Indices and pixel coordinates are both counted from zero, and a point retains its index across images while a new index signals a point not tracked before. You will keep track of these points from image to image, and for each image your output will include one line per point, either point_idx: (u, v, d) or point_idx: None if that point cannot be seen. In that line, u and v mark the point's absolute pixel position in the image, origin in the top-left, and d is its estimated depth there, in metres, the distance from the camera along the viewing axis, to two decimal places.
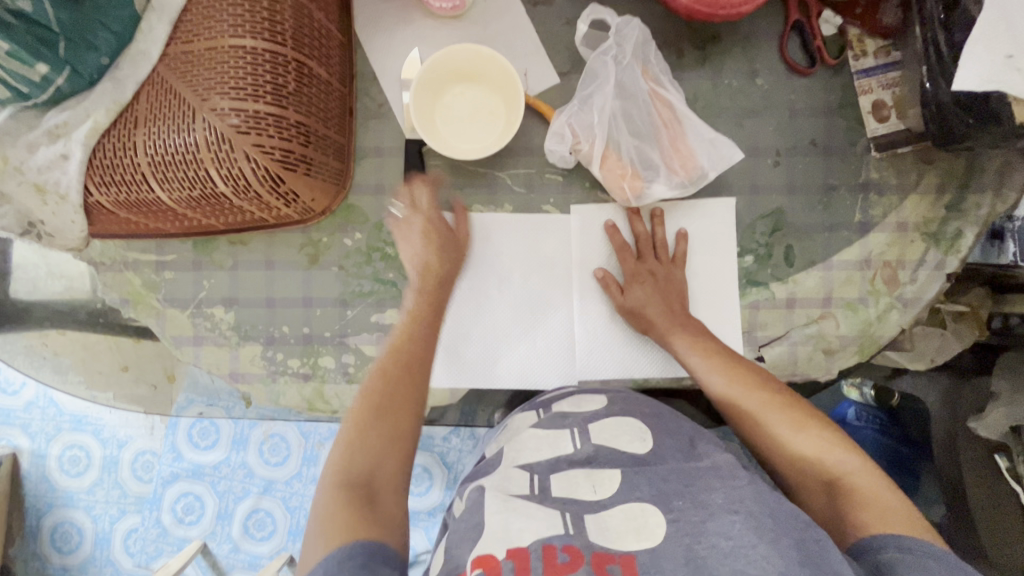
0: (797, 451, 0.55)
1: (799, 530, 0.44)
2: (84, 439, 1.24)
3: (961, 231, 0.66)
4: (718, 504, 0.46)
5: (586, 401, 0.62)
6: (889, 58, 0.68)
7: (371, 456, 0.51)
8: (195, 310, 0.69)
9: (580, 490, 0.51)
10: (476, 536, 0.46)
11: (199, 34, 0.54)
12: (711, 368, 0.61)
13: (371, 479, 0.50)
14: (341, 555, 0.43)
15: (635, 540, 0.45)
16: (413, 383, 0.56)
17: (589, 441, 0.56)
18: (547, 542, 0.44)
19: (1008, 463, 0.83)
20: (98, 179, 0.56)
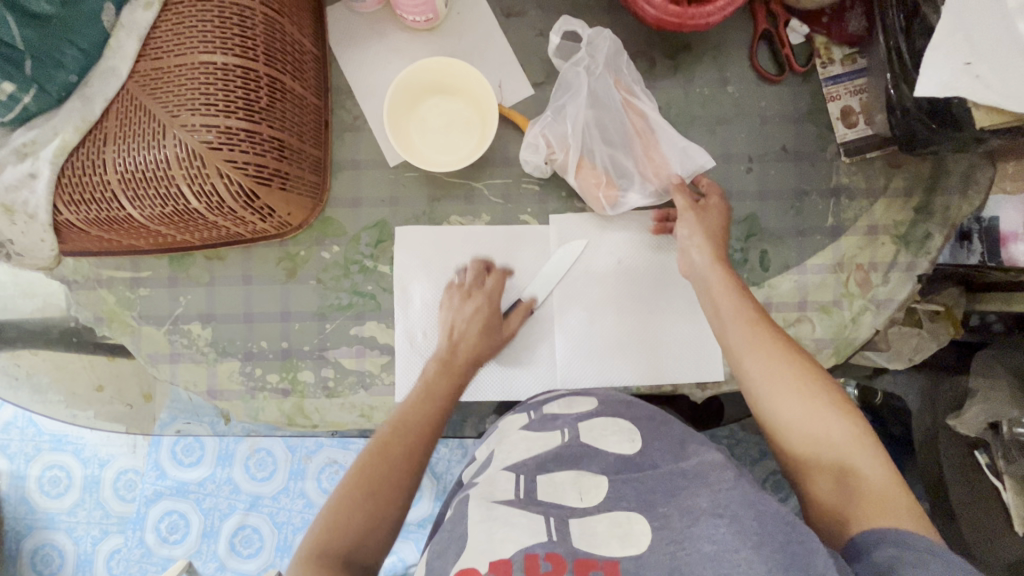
0: (823, 438, 0.51)
1: (786, 532, 0.42)
2: (64, 458, 1.21)
3: (929, 233, 0.67)
4: (704, 508, 0.45)
5: (575, 402, 0.62)
6: (856, 66, 0.69)
7: (357, 531, 0.48)
8: (171, 326, 0.69)
9: (566, 497, 0.50)
10: (456, 551, 0.45)
11: (168, 51, 0.54)
12: (750, 340, 0.56)
13: (350, 555, 0.47)
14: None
15: (620, 546, 0.44)
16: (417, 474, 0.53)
17: (577, 440, 0.56)
18: (528, 551, 0.42)
19: (988, 459, 0.87)
20: (68, 198, 0.56)
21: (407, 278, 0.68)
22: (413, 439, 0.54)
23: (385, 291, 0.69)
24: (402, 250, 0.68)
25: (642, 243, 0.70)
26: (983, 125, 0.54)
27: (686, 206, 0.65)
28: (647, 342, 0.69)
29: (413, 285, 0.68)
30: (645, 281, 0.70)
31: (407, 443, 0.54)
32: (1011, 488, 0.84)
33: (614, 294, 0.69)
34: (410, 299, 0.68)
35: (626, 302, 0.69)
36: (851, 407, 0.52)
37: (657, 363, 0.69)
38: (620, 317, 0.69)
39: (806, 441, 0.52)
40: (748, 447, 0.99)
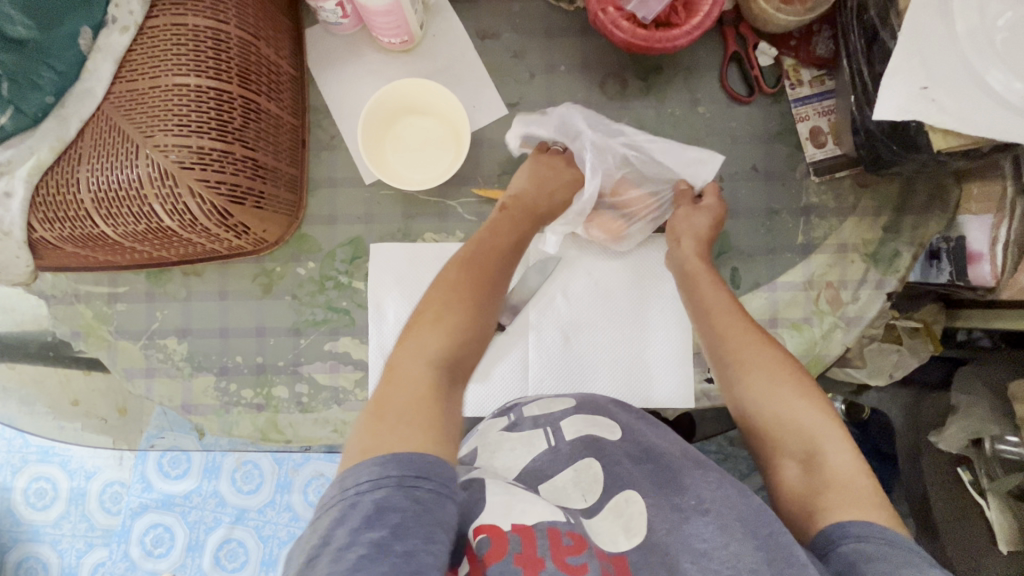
0: (792, 422, 0.53)
1: (767, 525, 0.47)
2: (50, 470, 1.21)
3: (898, 251, 0.68)
4: (692, 506, 0.50)
5: (555, 402, 0.61)
6: (824, 87, 0.70)
7: (459, 345, 0.53)
8: (148, 341, 0.69)
9: (571, 499, 0.53)
10: (477, 508, 0.47)
11: (143, 73, 0.56)
12: (728, 327, 0.59)
13: (452, 369, 0.52)
14: (411, 460, 0.43)
15: (625, 538, 0.49)
16: (496, 297, 0.58)
17: (565, 441, 0.57)
18: (552, 525, 0.46)
19: (971, 476, 0.86)
20: (42, 216, 0.57)
21: (381, 295, 0.69)
22: (498, 267, 0.60)
23: (359, 307, 0.69)
24: (376, 268, 0.69)
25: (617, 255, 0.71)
26: (940, 148, 0.55)
27: (684, 199, 0.69)
28: (621, 360, 0.69)
29: (386, 302, 0.69)
30: (618, 295, 0.70)
31: (494, 269, 0.59)
32: (994, 506, 0.83)
33: (588, 308, 0.70)
34: (383, 316, 0.69)
35: (598, 318, 0.69)
36: (820, 393, 0.54)
37: (630, 380, 0.68)
38: (596, 333, 0.69)
39: (777, 424, 0.54)
40: (732, 463, 0.99)
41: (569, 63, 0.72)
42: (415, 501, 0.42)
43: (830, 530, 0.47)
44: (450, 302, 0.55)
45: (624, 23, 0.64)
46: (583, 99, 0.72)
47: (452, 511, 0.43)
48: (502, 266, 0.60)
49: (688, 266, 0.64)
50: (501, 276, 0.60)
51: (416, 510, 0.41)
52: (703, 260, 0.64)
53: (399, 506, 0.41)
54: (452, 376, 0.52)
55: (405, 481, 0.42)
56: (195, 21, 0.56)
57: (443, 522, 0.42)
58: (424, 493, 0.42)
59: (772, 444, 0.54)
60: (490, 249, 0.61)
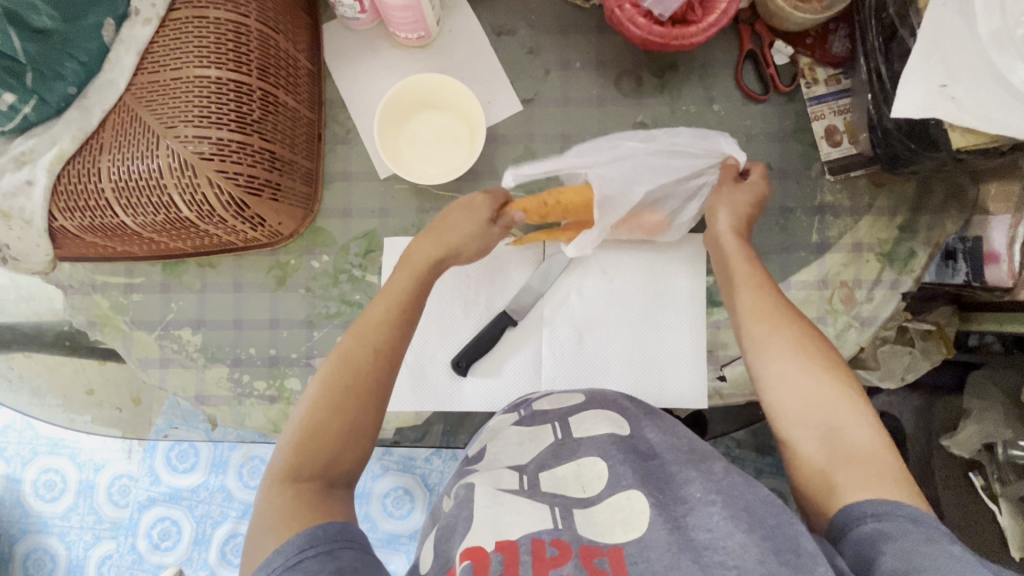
0: (813, 396, 0.53)
1: (774, 518, 0.44)
2: (60, 462, 1.22)
3: (913, 251, 0.68)
4: (697, 497, 0.47)
5: (565, 397, 0.63)
6: (840, 86, 0.70)
7: (327, 450, 0.51)
8: (162, 331, 0.70)
9: (569, 489, 0.51)
10: (465, 527, 0.46)
11: (165, 64, 0.56)
12: (754, 300, 0.59)
13: (324, 472, 0.51)
14: (302, 542, 0.45)
15: (622, 531, 0.45)
16: (383, 383, 0.55)
17: (571, 436, 0.57)
18: (535, 536, 0.44)
19: (984, 482, 0.86)
20: (64, 206, 0.57)
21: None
22: (376, 347, 0.56)
23: (372, 300, 0.70)
24: (388, 261, 0.69)
25: (634, 251, 0.71)
26: (959, 146, 0.54)
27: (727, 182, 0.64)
28: (634, 358, 0.69)
29: None
30: (635, 292, 0.70)
31: (371, 353, 0.55)
32: (1007, 512, 0.83)
33: (605, 304, 0.70)
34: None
35: (615, 315, 0.70)
36: (844, 372, 0.54)
37: (645, 378, 0.68)
38: (609, 330, 0.69)
39: (796, 398, 0.53)
40: (742, 464, 0.98)
41: (584, 60, 0.72)
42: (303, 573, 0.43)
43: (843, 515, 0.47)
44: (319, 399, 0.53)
45: (640, 19, 0.64)
46: (598, 95, 0.72)
47: (350, 557, 0.45)
48: (387, 345, 0.56)
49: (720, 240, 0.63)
50: (389, 359, 0.56)
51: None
52: (741, 240, 0.62)
53: None
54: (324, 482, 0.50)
55: (288, 563, 0.44)
56: (217, 14, 0.56)
57: (343, 569, 0.43)
58: (310, 562, 0.44)
59: (790, 419, 0.53)
60: (369, 331, 0.56)
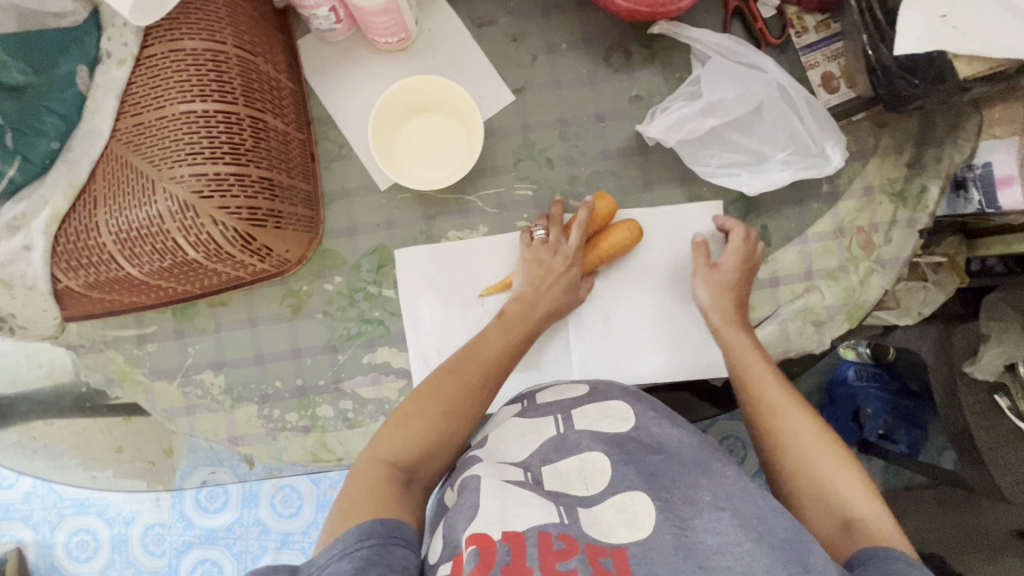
0: (822, 488, 0.52)
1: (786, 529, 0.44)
2: (89, 522, 1.20)
3: (924, 187, 0.67)
4: (706, 501, 0.47)
5: (567, 388, 0.60)
6: (830, 31, 0.69)
7: (422, 447, 0.55)
8: (183, 378, 0.68)
9: (572, 487, 0.50)
10: (470, 513, 0.45)
11: (147, 105, 0.54)
12: (766, 389, 0.58)
13: (415, 466, 0.54)
14: (360, 532, 0.45)
15: (626, 533, 0.45)
16: (482, 403, 0.59)
17: (574, 429, 0.55)
18: (542, 529, 0.43)
19: (1009, 402, 0.82)
20: (65, 265, 0.55)
21: (413, 297, 0.68)
22: (489, 372, 0.60)
23: (392, 315, 0.68)
24: (405, 272, 0.68)
25: (649, 221, 0.69)
26: (965, 75, 0.55)
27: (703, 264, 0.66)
28: (662, 329, 0.68)
29: (421, 306, 0.68)
30: (653, 263, 0.69)
31: (478, 375, 0.59)
32: None
33: (630, 279, 0.69)
34: (421, 321, 0.67)
35: (641, 288, 0.69)
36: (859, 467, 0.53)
37: (682, 347, 0.68)
38: (635, 306, 0.69)
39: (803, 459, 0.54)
40: None
41: (570, 40, 0.70)
42: (359, 562, 0.43)
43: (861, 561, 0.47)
44: (433, 409, 0.56)
45: None
46: (589, 74, 0.70)
47: (401, 556, 0.45)
48: (494, 368, 0.60)
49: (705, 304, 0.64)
50: (492, 380, 0.60)
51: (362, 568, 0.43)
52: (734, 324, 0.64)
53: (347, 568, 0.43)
54: (408, 476, 0.53)
55: (346, 549, 0.44)
56: (192, 44, 0.54)
57: (395, 567, 0.44)
58: (365, 552, 0.44)
59: (808, 505, 0.53)
60: (479, 352, 0.61)
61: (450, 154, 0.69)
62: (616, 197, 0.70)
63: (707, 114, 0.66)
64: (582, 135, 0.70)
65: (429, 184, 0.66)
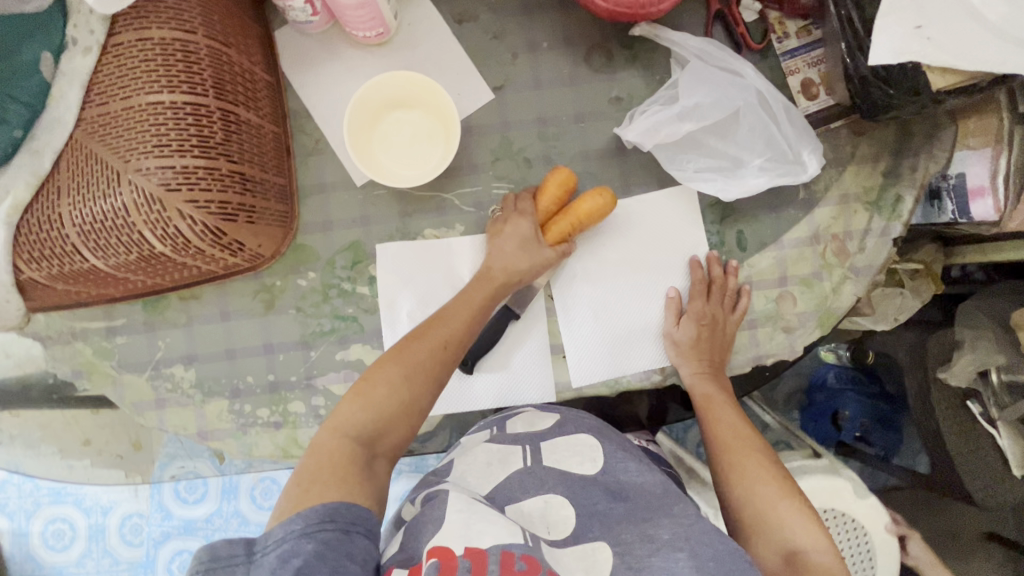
0: (773, 518, 0.54)
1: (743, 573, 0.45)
2: (66, 511, 1.19)
3: (900, 196, 0.67)
4: (665, 539, 0.49)
5: (538, 417, 0.63)
6: (811, 37, 0.69)
7: (384, 418, 0.54)
8: (153, 371, 0.67)
9: (534, 527, 0.54)
10: (435, 527, 0.48)
11: (113, 94, 0.53)
12: (720, 429, 0.62)
13: (377, 439, 0.53)
14: (323, 513, 0.45)
15: None
16: (445, 369, 0.58)
17: (541, 465, 0.59)
18: (505, 547, 0.44)
19: (982, 408, 0.82)
20: (28, 256, 0.55)
21: (392, 291, 0.68)
22: (451, 334, 0.59)
23: (366, 312, 0.68)
24: (385, 268, 0.68)
25: (630, 221, 0.69)
26: (939, 86, 0.55)
27: (676, 305, 0.68)
28: (641, 330, 0.69)
29: (400, 301, 0.68)
30: (632, 266, 0.69)
31: (442, 342, 0.58)
32: (1005, 434, 0.80)
33: (604, 277, 0.69)
34: (400, 317, 0.67)
35: (614, 286, 0.69)
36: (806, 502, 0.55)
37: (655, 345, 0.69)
38: (617, 307, 0.69)
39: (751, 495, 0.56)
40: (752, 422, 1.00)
41: (551, 39, 0.70)
42: (320, 544, 0.43)
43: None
44: (393, 377, 0.55)
45: None
46: (569, 74, 0.70)
47: (362, 546, 0.45)
48: (458, 336, 0.60)
49: (685, 338, 0.67)
50: (456, 347, 0.59)
51: (321, 551, 0.43)
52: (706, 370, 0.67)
53: (307, 550, 0.43)
54: (371, 451, 0.53)
55: (308, 529, 0.44)
56: (160, 34, 0.53)
57: (355, 557, 0.44)
58: (330, 534, 0.44)
59: (756, 541, 0.54)
60: (444, 322, 0.60)
61: (426, 151, 0.68)
62: None
63: (685, 117, 0.66)
64: (561, 135, 0.70)
65: (405, 181, 0.66)
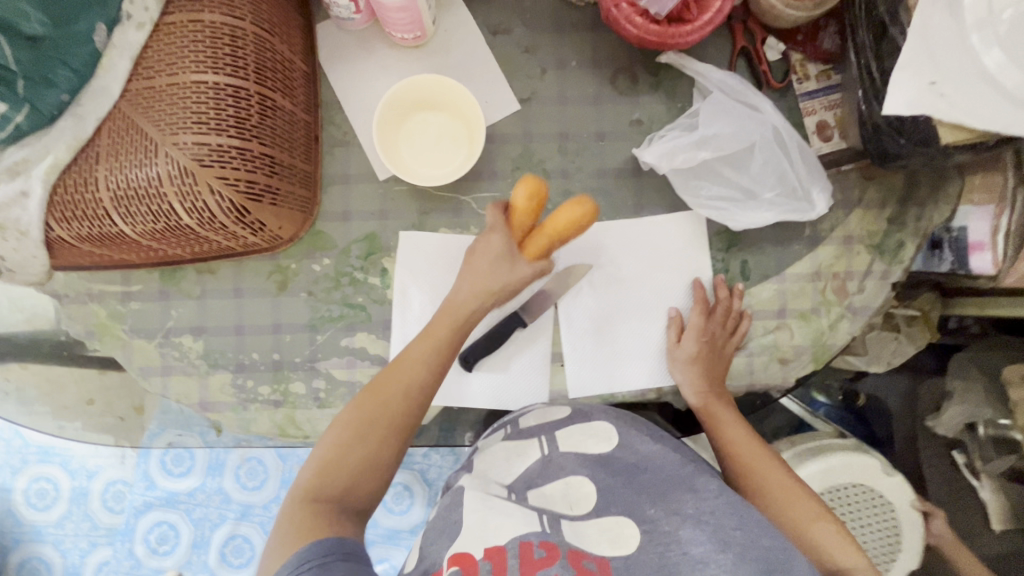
0: (813, 544, 0.55)
1: (769, 539, 0.47)
2: (51, 471, 1.19)
3: (901, 242, 0.70)
4: (689, 513, 0.50)
5: (551, 410, 0.63)
6: (830, 81, 0.72)
7: (348, 473, 0.53)
8: (162, 339, 0.69)
9: (556, 506, 0.53)
10: (452, 536, 0.49)
11: (160, 69, 0.55)
12: (740, 452, 0.62)
13: (343, 495, 0.53)
14: (297, 560, 0.45)
15: (609, 547, 0.48)
16: (405, 419, 0.57)
17: (558, 452, 0.58)
18: (523, 539, 0.47)
19: (966, 459, 0.85)
20: (60, 216, 0.56)
21: (408, 282, 0.70)
22: (400, 385, 0.58)
23: (375, 302, 0.70)
24: (404, 259, 0.70)
25: (637, 240, 0.71)
26: (949, 141, 0.57)
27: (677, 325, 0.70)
28: (640, 347, 0.71)
29: (412, 290, 0.69)
30: (637, 284, 0.71)
31: (400, 389, 0.57)
32: (988, 486, 0.83)
33: (608, 294, 0.71)
34: (411, 304, 0.69)
35: (617, 303, 0.71)
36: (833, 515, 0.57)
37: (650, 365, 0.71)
38: (618, 323, 0.71)
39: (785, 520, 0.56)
40: None
41: (580, 58, 0.72)
42: None
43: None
44: (350, 433, 0.55)
45: (636, 18, 0.65)
46: (594, 94, 0.72)
47: (343, 569, 0.44)
48: (419, 381, 0.58)
49: (686, 354, 0.68)
50: (416, 395, 0.58)
51: None
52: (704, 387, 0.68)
53: None
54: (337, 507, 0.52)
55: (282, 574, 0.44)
56: (211, 18, 0.56)
57: None
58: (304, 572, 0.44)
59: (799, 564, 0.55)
60: (404, 365, 0.59)
61: (448, 153, 0.71)
62: (607, 216, 0.72)
63: (703, 145, 0.68)
64: (581, 151, 0.72)
65: (428, 181, 0.68)
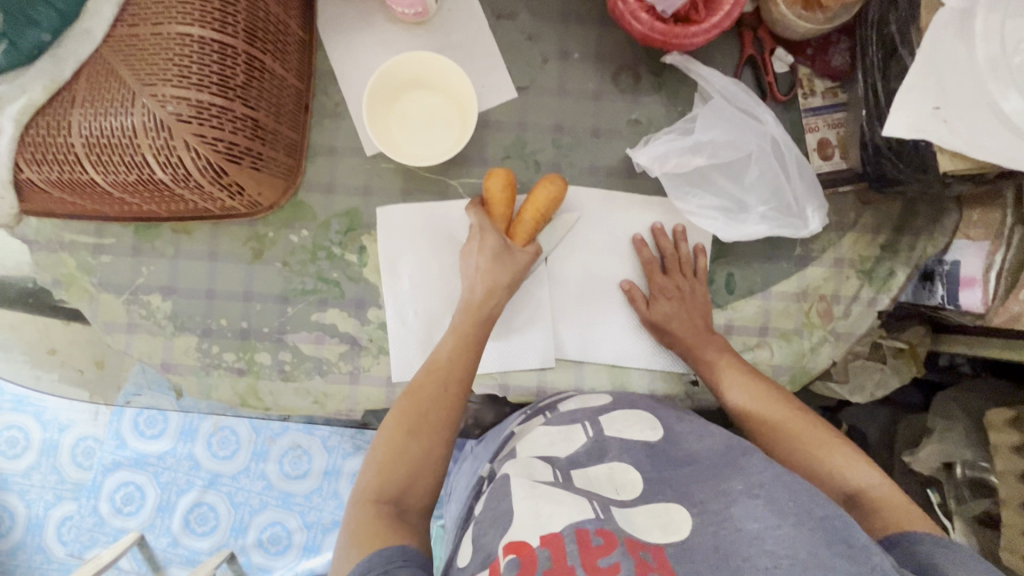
0: (827, 468, 0.55)
1: (822, 509, 0.42)
2: (23, 419, 1.16)
3: (893, 270, 0.68)
4: (740, 490, 0.45)
5: (591, 398, 0.62)
6: (836, 99, 0.70)
7: (404, 475, 0.52)
8: (130, 296, 0.68)
9: (602, 490, 0.48)
10: (506, 521, 0.44)
11: (144, 18, 0.54)
12: (740, 396, 0.62)
13: (402, 495, 0.52)
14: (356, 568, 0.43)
15: (662, 533, 0.43)
16: (451, 414, 0.56)
17: (604, 434, 0.55)
18: (578, 525, 0.41)
19: (940, 499, 0.82)
20: (30, 157, 0.55)
21: (396, 259, 0.68)
22: (445, 383, 0.57)
23: (350, 280, 0.68)
24: (388, 236, 0.68)
25: (609, 219, 0.70)
26: (947, 169, 0.55)
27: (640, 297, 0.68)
28: (616, 330, 0.70)
29: (402, 264, 0.68)
30: (607, 263, 0.70)
31: (440, 387, 0.57)
32: (958, 528, 0.79)
33: (583, 276, 0.70)
34: (398, 279, 0.68)
35: (598, 295, 0.70)
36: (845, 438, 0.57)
37: (630, 360, 0.69)
38: (592, 309, 0.70)
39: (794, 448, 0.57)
40: None
41: (584, 52, 0.70)
42: None
43: (894, 537, 0.48)
44: (399, 434, 0.54)
45: (642, 14, 0.63)
46: (594, 90, 0.70)
47: None
48: (456, 374, 0.58)
49: (657, 321, 0.67)
50: (456, 391, 0.57)
51: None
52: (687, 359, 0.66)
53: None
54: (398, 506, 0.51)
55: None
56: None
57: None
58: None
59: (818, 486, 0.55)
60: (442, 364, 0.59)
61: (440, 135, 0.69)
62: (595, 215, 0.70)
63: (699, 148, 0.67)
64: (575, 146, 0.70)
65: (418, 159, 0.67)
